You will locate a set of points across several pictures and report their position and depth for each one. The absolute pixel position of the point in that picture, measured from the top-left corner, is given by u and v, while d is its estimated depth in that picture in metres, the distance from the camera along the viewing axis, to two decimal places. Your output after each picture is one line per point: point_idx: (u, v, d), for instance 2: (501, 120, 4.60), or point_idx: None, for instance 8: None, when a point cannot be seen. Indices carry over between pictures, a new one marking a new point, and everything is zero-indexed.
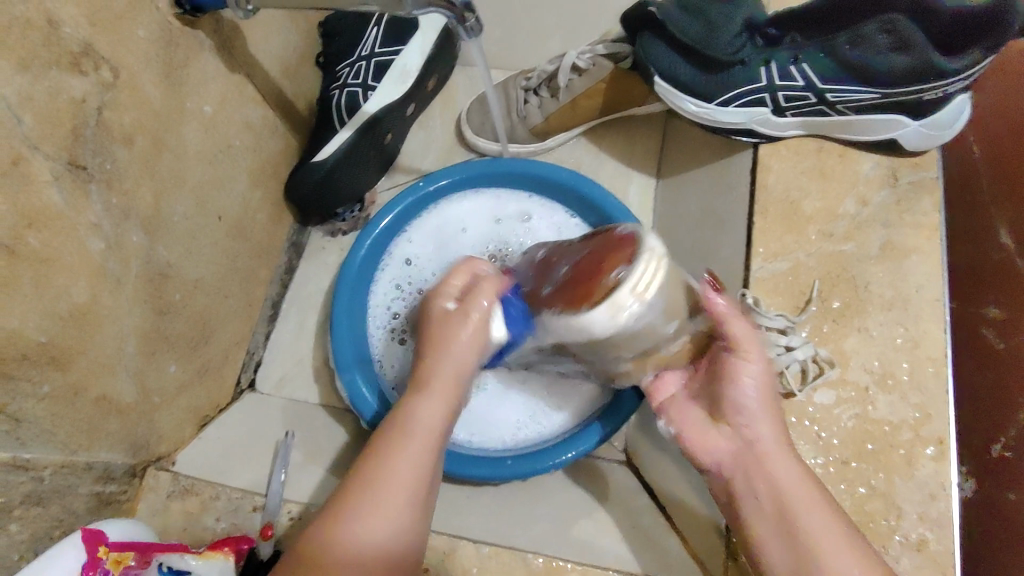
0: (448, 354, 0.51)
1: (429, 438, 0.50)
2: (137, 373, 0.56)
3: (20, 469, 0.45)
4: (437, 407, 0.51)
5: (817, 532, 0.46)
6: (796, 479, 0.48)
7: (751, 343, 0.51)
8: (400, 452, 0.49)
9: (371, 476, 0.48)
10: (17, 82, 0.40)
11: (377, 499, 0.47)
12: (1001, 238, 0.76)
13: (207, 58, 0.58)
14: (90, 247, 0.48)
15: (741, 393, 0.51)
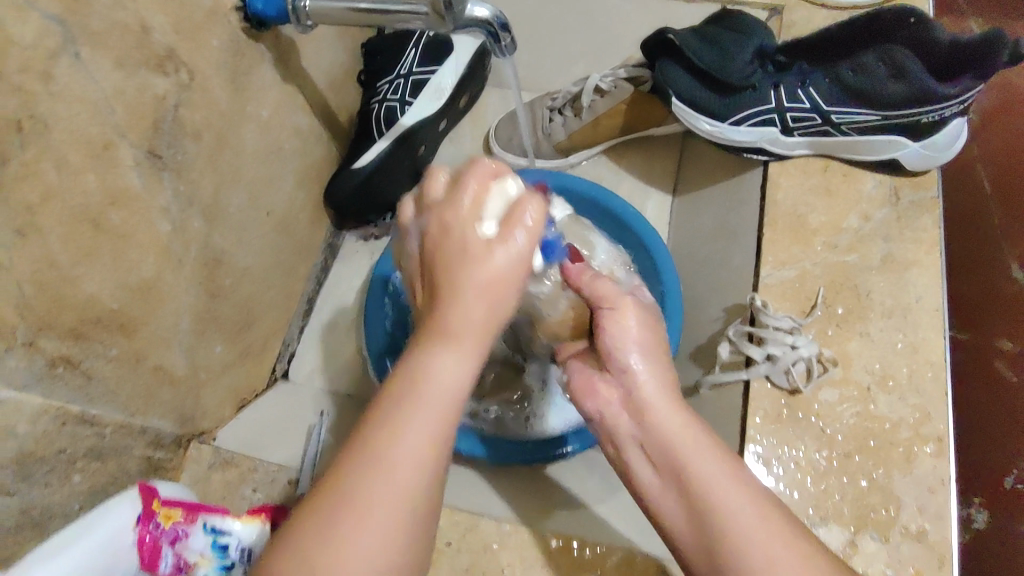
0: (466, 301, 0.39)
1: (442, 403, 0.38)
2: (188, 349, 0.61)
3: (87, 424, 0.50)
4: (456, 362, 0.39)
5: (700, 475, 0.44)
6: (676, 428, 0.47)
7: (619, 298, 0.53)
8: (408, 418, 0.37)
9: (375, 448, 0.36)
10: (114, 77, 0.46)
11: (386, 472, 0.36)
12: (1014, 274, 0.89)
13: (267, 68, 0.65)
14: (159, 229, 0.54)
15: (619, 344, 0.52)
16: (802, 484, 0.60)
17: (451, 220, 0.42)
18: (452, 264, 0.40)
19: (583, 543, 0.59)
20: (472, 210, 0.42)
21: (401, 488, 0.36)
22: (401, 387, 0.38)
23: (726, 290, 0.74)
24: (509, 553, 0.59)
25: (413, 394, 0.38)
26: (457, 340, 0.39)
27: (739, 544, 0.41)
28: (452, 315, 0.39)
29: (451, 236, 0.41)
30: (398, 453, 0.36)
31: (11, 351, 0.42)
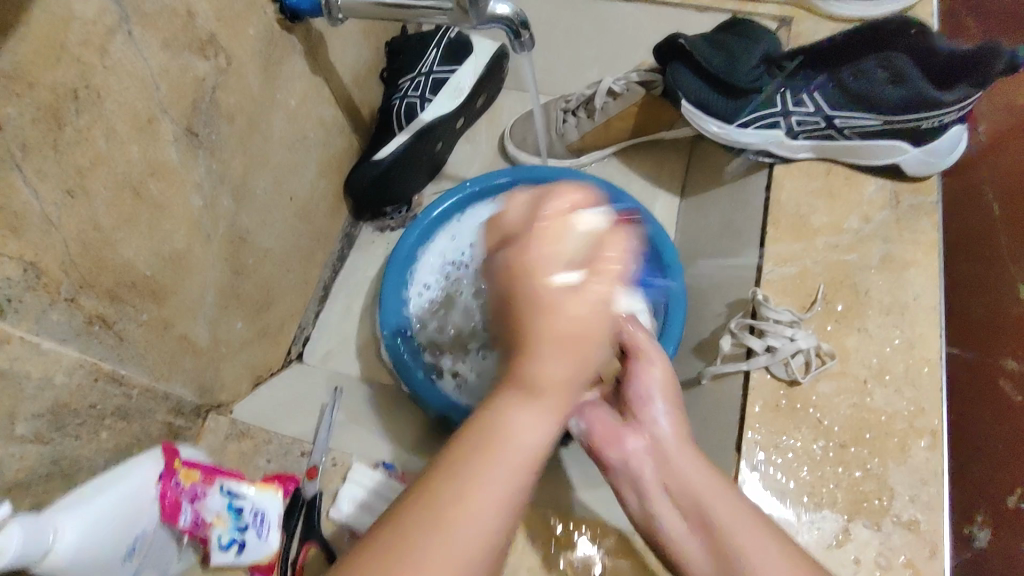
0: (558, 352, 0.36)
1: (518, 460, 0.36)
2: (212, 322, 0.64)
3: (117, 383, 0.53)
4: (538, 416, 0.37)
5: (729, 525, 0.45)
6: (705, 484, 0.47)
7: (660, 365, 0.52)
8: (484, 472, 0.35)
9: (438, 512, 0.34)
10: (160, 57, 0.50)
11: (443, 541, 0.33)
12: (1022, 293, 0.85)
13: (297, 59, 0.68)
14: (191, 203, 0.57)
15: (648, 397, 0.52)
16: (799, 472, 0.61)
17: (528, 258, 0.36)
18: (531, 311, 0.36)
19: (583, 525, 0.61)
20: (552, 252, 0.36)
21: (463, 554, 0.33)
22: (475, 441, 0.36)
23: (729, 286, 0.76)
24: (512, 529, 0.61)
25: (486, 446, 0.36)
26: (538, 392, 0.37)
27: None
28: (541, 367, 0.36)
29: (535, 274, 0.36)
30: (468, 512, 0.34)
31: (53, 305, 0.45)
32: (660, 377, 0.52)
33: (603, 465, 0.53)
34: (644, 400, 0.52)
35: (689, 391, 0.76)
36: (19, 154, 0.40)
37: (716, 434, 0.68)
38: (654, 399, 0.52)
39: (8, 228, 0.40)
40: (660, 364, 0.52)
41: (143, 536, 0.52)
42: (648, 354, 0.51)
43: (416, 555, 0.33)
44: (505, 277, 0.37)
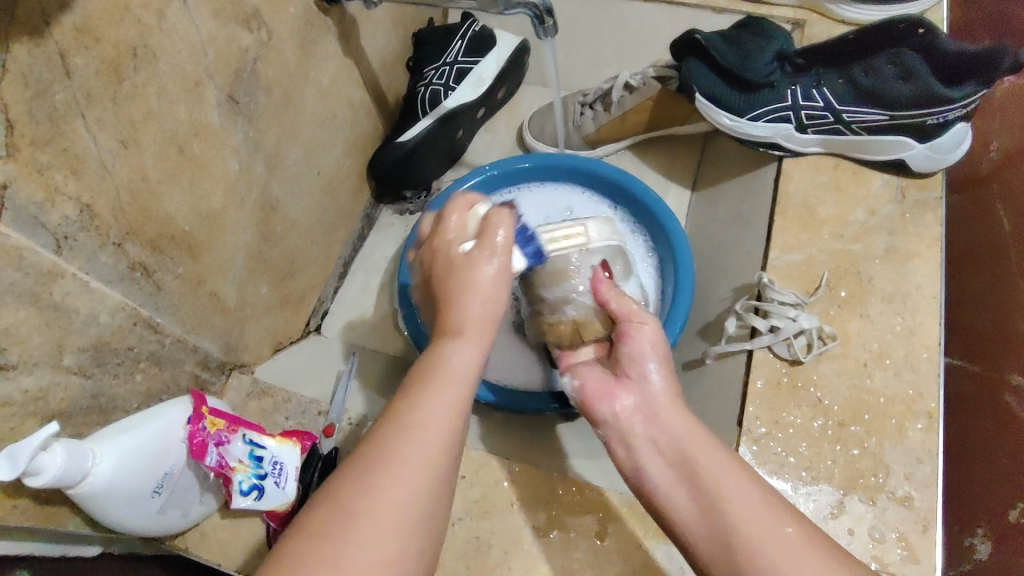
0: (474, 297, 0.46)
1: (457, 386, 0.43)
2: (240, 283, 0.67)
3: (153, 330, 0.56)
4: (470, 350, 0.45)
5: (713, 471, 0.47)
6: (712, 460, 0.48)
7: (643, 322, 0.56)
8: (430, 402, 0.42)
9: (395, 432, 0.40)
10: (210, 25, 0.53)
11: (401, 456, 0.39)
12: None
13: (331, 40, 0.72)
14: (229, 166, 0.60)
15: (640, 356, 0.54)
16: (797, 447, 0.63)
17: (443, 241, 0.50)
18: (449, 275, 0.48)
19: (590, 486, 0.63)
20: (457, 234, 0.50)
21: (416, 463, 0.39)
22: (422, 377, 0.43)
23: (736, 273, 0.79)
24: (518, 492, 0.63)
25: (434, 376, 0.43)
26: (469, 330, 0.46)
27: (750, 540, 0.43)
28: (460, 313, 0.46)
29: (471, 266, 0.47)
30: (419, 433, 0.40)
31: (102, 248, 0.48)
32: (648, 336, 0.55)
33: (595, 422, 0.56)
34: (636, 360, 0.54)
35: (693, 372, 0.78)
36: (84, 102, 0.43)
37: (718, 412, 0.70)
38: (647, 361, 0.54)
39: (69, 169, 0.44)
40: (645, 321, 0.56)
41: (170, 475, 0.54)
42: (631, 315, 0.56)
43: (385, 472, 0.39)
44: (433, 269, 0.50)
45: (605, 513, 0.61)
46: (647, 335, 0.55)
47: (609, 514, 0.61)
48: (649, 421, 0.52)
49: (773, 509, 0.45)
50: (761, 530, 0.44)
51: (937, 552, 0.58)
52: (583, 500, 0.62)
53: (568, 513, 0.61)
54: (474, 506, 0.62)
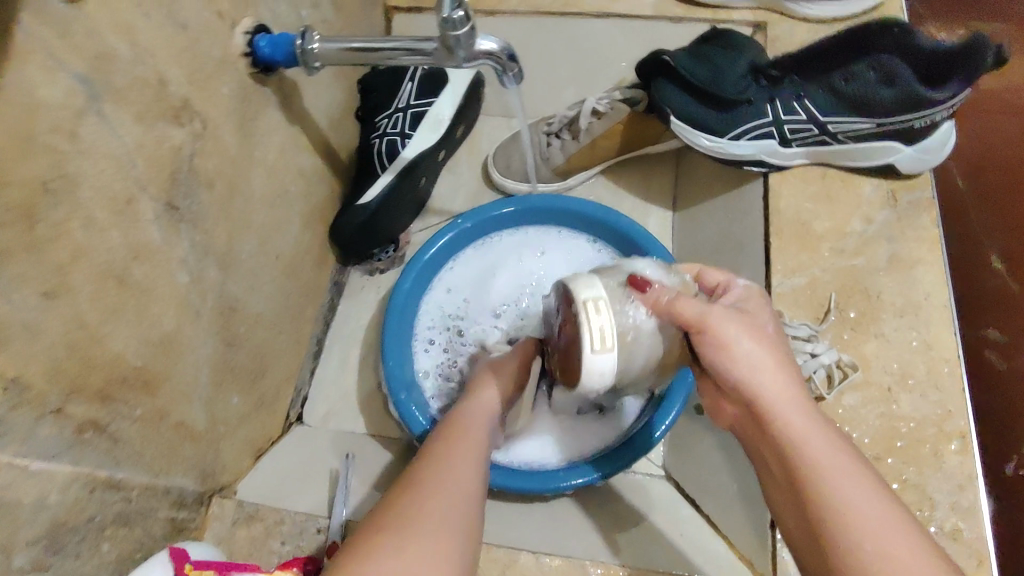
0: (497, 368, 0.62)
1: (452, 481, 0.45)
2: (207, 401, 0.59)
3: (115, 489, 0.48)
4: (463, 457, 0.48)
5: (819, 489, 0.41)
6: (852, 503, 0.39)
7: (720, 315, 0.47)
8: (420, 502, 0.42)
9: (394, 530, 0.40)
10: (134, 132, 0.46)
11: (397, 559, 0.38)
12: (992, 262, 0.83)
13: (272, 112, 0.65)
14: (178, 281, 0.53)
15: (727, 363, 0.46)
16: None
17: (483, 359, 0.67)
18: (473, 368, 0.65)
19: (627, 570, 0.58)
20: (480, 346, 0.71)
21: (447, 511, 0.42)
22: (415, 485, 0.44)
23: None
24: None
25: (424, 483, 0.44)
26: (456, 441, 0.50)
27: (877, 567, 0.37)
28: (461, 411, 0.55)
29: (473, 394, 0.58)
30: (407, 570, 0.38)
31: (41, 422, 0.41)
32: (739, 331, 0.46)
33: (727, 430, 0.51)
34: (726, 364, 0.46)
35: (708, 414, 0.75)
36: None
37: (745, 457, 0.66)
38: (736, 367, 0.46)
39: None
40: (713, 306, 0.48)
41: None
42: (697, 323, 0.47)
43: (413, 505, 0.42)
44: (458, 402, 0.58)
45: None
46: (731, 320, 0.47)
47: None
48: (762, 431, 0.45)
49: (899, 523, 0.39)
50: (882, 549, 0.38)
51: None
52: None
53: None
54: None
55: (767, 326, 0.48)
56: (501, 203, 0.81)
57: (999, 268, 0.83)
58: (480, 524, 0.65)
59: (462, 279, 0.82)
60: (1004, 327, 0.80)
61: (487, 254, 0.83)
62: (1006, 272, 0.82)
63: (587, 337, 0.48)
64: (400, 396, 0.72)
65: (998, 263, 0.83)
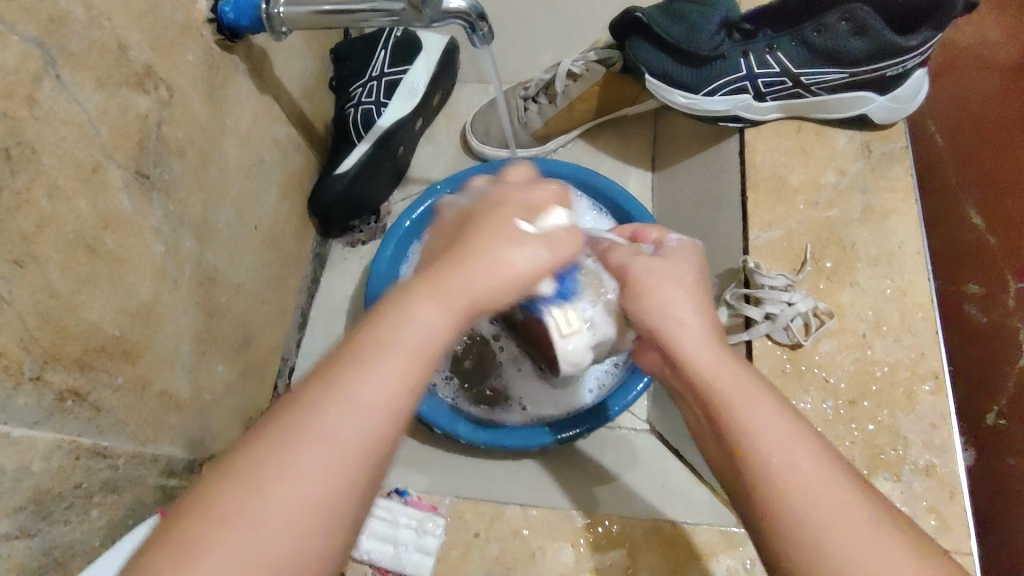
0: (498, 212, 0.40)
1: (405, 360, 0.33)
2: (191, 371, 0.60)
3: (100, 456, 0.49)
4: (435, 316, 0.35)
5: (739, 416, 0.40)
6: (771, 426, 0.39)
7: (645, 267, 0.47)
8: (361, 367, 0.33)
9: (333, 377, 0.33)
10: (95, 98, 0.45)
11: (327, 416, 0.32)
12: (970, 217, 0.80)
13: (242, 80, 0.64)
14: (153, 250, 0.53)
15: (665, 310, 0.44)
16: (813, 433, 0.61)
17: (503, 193, 0.42)
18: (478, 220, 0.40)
19: (612, 520, 0.59)
20: (523, 207, 0.41)
21: (334, 451, 0.31)
22: (365, 340, 0.34)
23: (717, 257, 0.76)
24: (539, 537, 0.59)
25: (376, 346, 0.33)
26: (441, 291, 0.35)
27: (781, 482, 0.37)
28: (447, 279, 0.36)
29: (500, 204, 0.41)
30: (347, 414, 0.32)
31: (18, 389, 0.41)
32: (665, 277, 0.46)
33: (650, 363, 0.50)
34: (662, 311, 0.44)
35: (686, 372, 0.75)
36: None
37: None
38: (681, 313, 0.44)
39: None
40: (638, 260, 0.48)
41: None
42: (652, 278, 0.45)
43: (301, 421, 0.31)
44: (476, 208, 0.42)
45: (632, 545, 0.58)
46: (656, 270, 0.46)
47: (636, 545, 0.58)
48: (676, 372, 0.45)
49: (803, 440, 0.39)
50: (787, 461, 0.38)
51: (965, 516, 0.58)
52: (609, 535, 0.59)
53: (594, 553, 0.58)
54: (495, 563, 0.58)
55: (690, 274, 0.47)
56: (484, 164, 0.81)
57: (977, 223, 0.80)
58: (467, 482, 0.66)
59: (435, 241, 0.82)
60: (982, 280, 0.77)
61: None
62: (983, 227, 0.79)
63: (557, 245, 0.39)
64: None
65: (974, 217, 0.80)
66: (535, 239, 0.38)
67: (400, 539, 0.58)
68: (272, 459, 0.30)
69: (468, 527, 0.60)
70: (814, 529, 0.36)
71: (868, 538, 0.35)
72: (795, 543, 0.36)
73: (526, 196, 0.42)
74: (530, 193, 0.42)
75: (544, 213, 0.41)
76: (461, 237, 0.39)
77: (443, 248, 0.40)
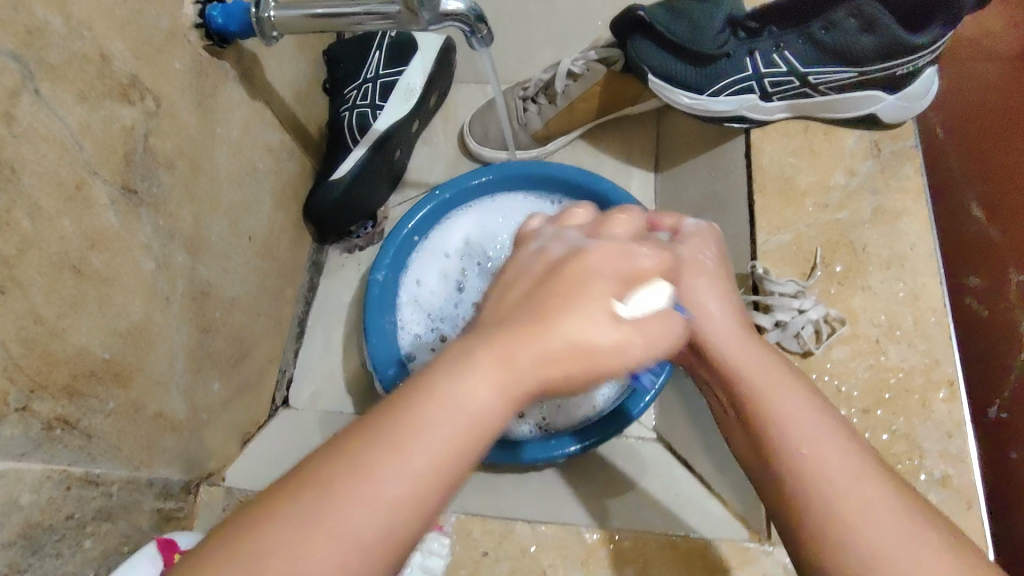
0: (615, 255, 0.34)
1: (463, 428, 0.29)
2: (186, 390, 0.58)
3: (92, 485, 0.47)
4: (490, 389, 0.30)
5: (796, 434, 0.36)
6: (833, 447, 0.36)
7: (662, 255, 0.43)
8: (415, 440, 0.28)
9: (390, 443, 0.28)
10: (78, 112, 0.43)
11: (382, 478, 0.28)
12: (972, 210, 0.76)
13: (232, 86, 0.62)
14: (142, 267, 0.51)
15: (704, 312, 0.41)
16: None
17: (597, 236, 0.37)
18: (562, 286, 0.32)
19: (622, 535, 0.58)
20: (593, 237, 0.37)
21: (363, 535, 0.27)
22: (415, 408, 0.29)
23: (723, 261, 0.74)
24: (549, 555, 0.57)
25: (433, 413, 0.29)
26: (507, 366, 0.30)
27: (814, 474, 0.35)
28: (463, 382, 0.30)
29: (581, 262, 0.34)
30: (386, 491, 0.28)
31: (3, 420, 0.39)
32: (701, 275, 0.42)
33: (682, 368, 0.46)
34: (703, 316, 0.41)
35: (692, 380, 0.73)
36: None
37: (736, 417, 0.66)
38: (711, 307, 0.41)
39: None
40: (656, 249, 0.43)
41: None
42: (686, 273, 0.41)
43: (354, 503, 0.27)
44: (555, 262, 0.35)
45: (645, 560, 0.56)
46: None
47: (649, 560, 0.56)
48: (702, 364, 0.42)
49: (834, 431, 0.36)
50: (820, 455, 0.36)
51: (984, 527, 0.56)
52: (619, 551, 0.57)
53: (605, 569, 0.56)
54: None
55: (713, 261, 0.43)
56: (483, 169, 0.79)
57: (979, 215, 0.76)
58: (474, 498, 0.65)
59: (434, 250, 0.80)
60: (983, 274, 0.73)
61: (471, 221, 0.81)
62: (985, 220, 0.75)
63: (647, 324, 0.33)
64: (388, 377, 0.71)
65: (975, 210, 0.76)
66: (611, 300, 0.32)
67: (405, 560, 0.56)
68: (323, 506, 0.27)
69: (475, 546, 0.58)
70: (848, 522, 0.33)
71: (912, 541, 0.33)
72: (838, 547, 0.33)
73: (625, 267, 0.34)
74: (622, 253, 0.34)
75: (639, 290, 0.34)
76: (534, 294, 0.33)
77: (509, 301, 0.34)
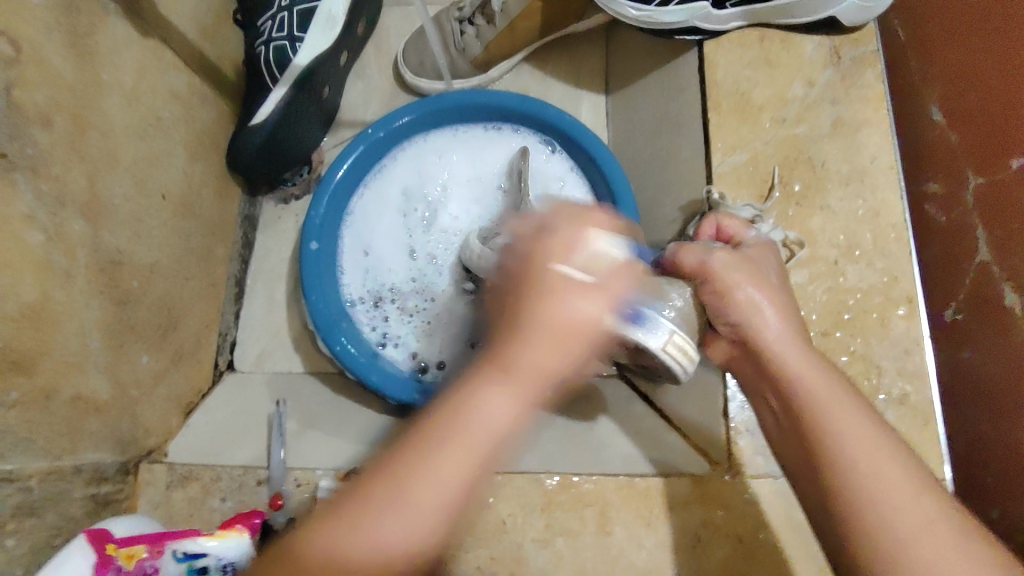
0: (547, 338, 0.35)
1: (493, 435, 0.35)
2: (108, 368, 0.53)
3: (4, 482, 0.43)
4: (509, 406, 0.35)
5: (823, 405, 0.41)
6: (855, 422, 0.40)
7: (725, 262, 0.47)
8: (453, 444, 0.35)
9: (431, 435, 0.36)
10: None
11: (427, 478, 0.35)
12: (931, 115, 0.66)
13: (115, 23, 0.54)
14: (28, 241, 0.45)
15: (754, 306, 0.45)
16: None
17: (539, 253, 0.37)
18: (534, 296, 0.36)
19: (581, 476, 0.56)
20: (566, 256, 0.37)
21: (425, 504, 0.35)
22: (451, 413, 0.35)
23: (680, 186, 0.70)
24: (507, 504, 0.56)
25: (461, 422, 0.35)
26: (513, 372, 0.35)
27: (862, 475, 0.39)
28: (490, 391, 0.35)
29: (532, 273, 0.37)
30: (432, 476, 0.35)
31: None
32: (740, 278, 0.47)
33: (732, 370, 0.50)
34: (733, 290, 0.46)
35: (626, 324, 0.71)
36: None
37: None
38: (762, 308, 0.45)
39: None
40: (717, 256, 0.48)
41: None
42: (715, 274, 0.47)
43: (404, 481, 0.35)
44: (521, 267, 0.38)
45: (605, 502, 0.56)
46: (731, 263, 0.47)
47: (609, 502, 0.55)
48: (759, 369, 0.46)
49: (885, 448, 0.40)
50: (874, 470, 0.39)
51: (940, 441, 0.56)
52: (579, 495, 0.56)
53: (567, 514, 0.55)
54: (465, 535, 0.55)
55: (772, 273, 0.48)
56: (412, 104, 0.72)
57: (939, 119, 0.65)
58: None
59: (376, 200, 0.76)
60: (942, 178, 0.65)
61: (423, 161, 0.77)
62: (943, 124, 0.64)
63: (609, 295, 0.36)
64: (338, 347, 0.65)
65: (935, 113, 0.66)
66: (587, 292, 0.36)
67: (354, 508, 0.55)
68: (392, 489, 0.35)
69: None
70: (871, 498, 0.38)
71: (950, 535, 0.36)
72: (866, 518, 0.38)
73: (559, 322, 0.35)
74: (571, 226, 0.38)
75: (588, 250, 0.37)
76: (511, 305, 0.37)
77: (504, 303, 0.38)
